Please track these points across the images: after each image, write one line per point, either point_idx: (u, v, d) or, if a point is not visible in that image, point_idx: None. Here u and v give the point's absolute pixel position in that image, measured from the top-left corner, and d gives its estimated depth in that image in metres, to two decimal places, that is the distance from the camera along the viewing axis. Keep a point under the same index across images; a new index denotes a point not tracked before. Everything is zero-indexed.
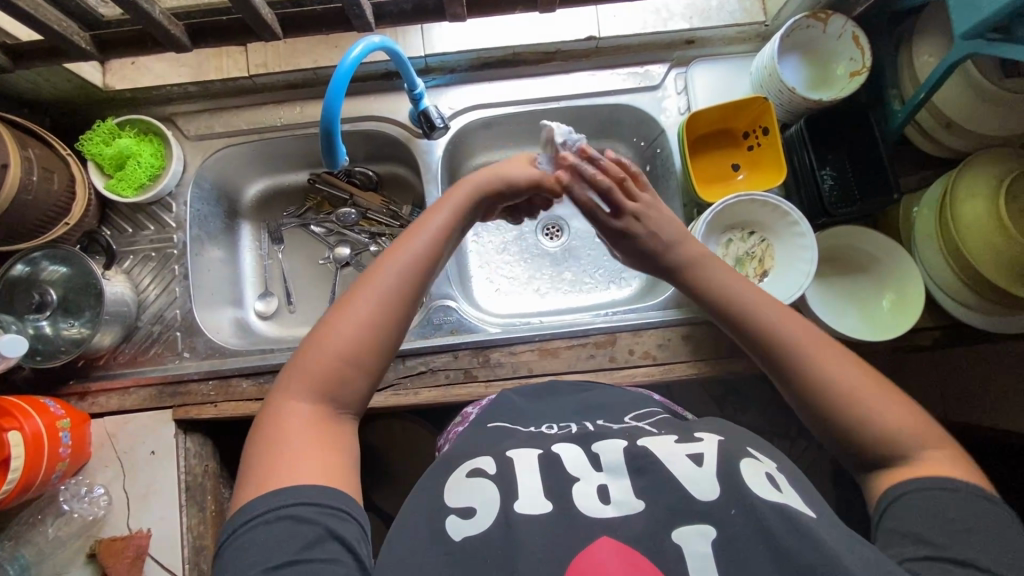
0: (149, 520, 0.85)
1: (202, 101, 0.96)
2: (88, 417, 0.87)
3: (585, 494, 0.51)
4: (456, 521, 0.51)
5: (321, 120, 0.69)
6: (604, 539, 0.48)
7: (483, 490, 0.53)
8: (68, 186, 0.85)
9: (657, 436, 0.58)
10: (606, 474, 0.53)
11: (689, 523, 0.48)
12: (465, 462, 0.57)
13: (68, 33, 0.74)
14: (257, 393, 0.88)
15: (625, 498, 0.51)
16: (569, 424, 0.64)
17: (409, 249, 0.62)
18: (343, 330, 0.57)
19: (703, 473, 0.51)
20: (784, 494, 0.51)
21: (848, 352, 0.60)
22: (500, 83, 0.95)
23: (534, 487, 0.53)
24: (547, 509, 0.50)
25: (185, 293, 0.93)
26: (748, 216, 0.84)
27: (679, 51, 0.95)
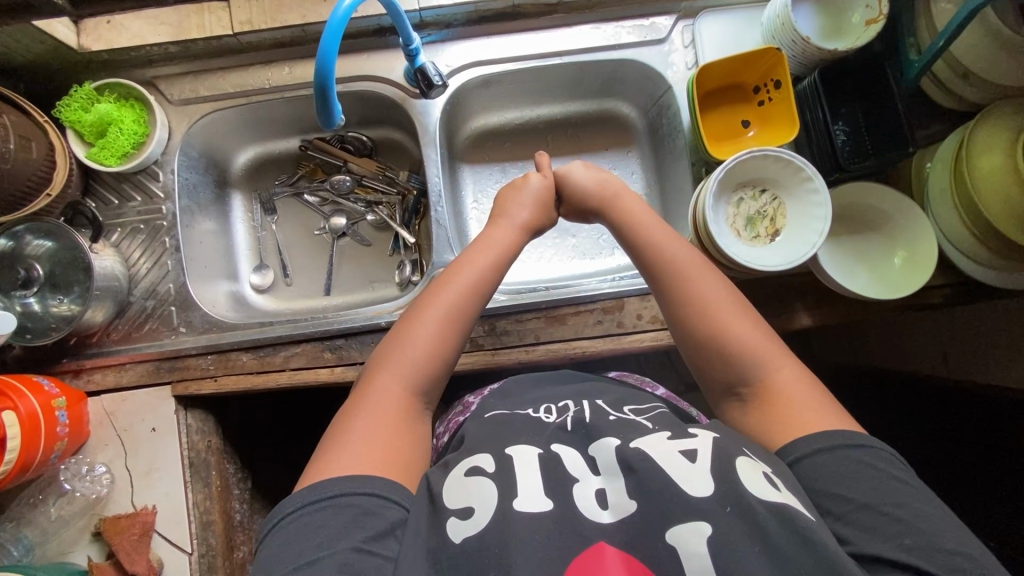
0: (153, 497, 0.84)
1: (184, 63, 0.90)
2: (84, 396, 0.84)
3: (583, 493, 0.51)
4: (455, 524, 0.51)
5: (315, 74, 0.65)
6: (603, 543, 0.47)
7: (481, 488, 0.53)
8: (48, 155, 0.80)
9: (651, 434, 0.57)
10: (607, 471, 0.52)
11: (687, 522, 0.47)
12: (464, 461, 0.57)
13: None
14: (258, 366, 0.86)
15: (620, 499, 0.50)
16: (564, 408, 0.65)
17: (479, 266, 0.71)
18: (422, 327, 0.65)
19: (700, 472, 0.50)
20: (783, 493, 0.50)
21: (720, 278, 0.68)
22: (498, 37, 0.91)
23: (533, 485, 0.52)
24: (548, 507, 0.50)
25: (178, 267, 0.89)
26: (759, 174, 0.81)
27: (686, 1, 0.90)
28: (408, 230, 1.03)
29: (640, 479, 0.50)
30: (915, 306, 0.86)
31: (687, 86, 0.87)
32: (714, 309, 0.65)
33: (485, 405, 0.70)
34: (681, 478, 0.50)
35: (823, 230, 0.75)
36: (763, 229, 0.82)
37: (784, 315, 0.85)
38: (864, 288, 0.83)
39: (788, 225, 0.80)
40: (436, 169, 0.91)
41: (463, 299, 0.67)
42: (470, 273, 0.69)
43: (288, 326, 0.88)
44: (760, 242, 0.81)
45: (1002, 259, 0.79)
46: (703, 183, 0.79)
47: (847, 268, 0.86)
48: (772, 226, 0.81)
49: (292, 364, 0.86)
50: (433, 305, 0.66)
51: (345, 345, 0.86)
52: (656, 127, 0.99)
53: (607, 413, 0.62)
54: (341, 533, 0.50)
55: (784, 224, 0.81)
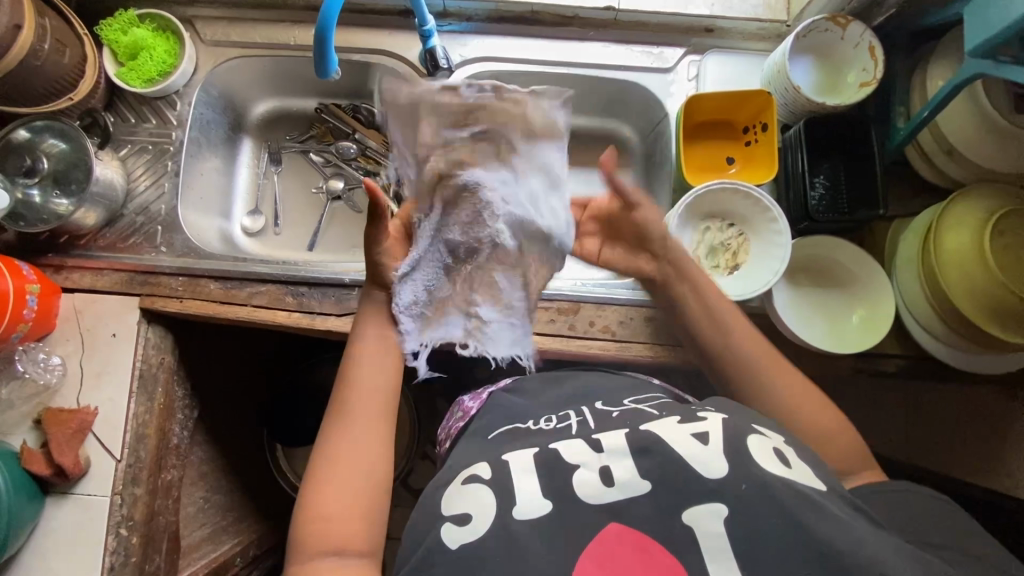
0: (97, 399, 0.88)
1: (221, 8, 0.96)
2: (59, 291, 0.89)
3: (585, 479, 0.55)
4: (451, 530, 0.55)
5: (317, 25, 0.67)
6: (614, 525, 0.52)
7: (480, 497, 0.57)
8: (78, 64, 0.86)
9: (660, 420, 0.61)
10: (607, 458, 0.56)
11: (701, 503, 0.51)
12: (463, 472, 0.62)
13: None
14: (222, 296, 0.90)
15: (632, 480, 0.54)
16: (567, 416, 0.69)
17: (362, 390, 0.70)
18: (346, 450, 0.66)
19: (713, 452, 0.54)
20: (792, 468, 0.53)
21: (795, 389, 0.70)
22: (514, 38, 0.95)
23: (529, 491, 0.56)
24: (547, 509, 0.54)
25: (173, 190, 0.94)
26: (729, 207, 0.82)
27: (698, 37, 0.94)
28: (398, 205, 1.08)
29: (647, 465, 0.54)
30: (867, 369, 0.86)
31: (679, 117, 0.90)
32: (770, 362, 0.72)
33: (490, 422, 0.73)
34: (696, 461, 0.53)
35: (778, 271, 0.76)
36: (723, 261, 0.82)
37: None
38: (818, 336, 0.84)
39: (748, 262, 0.81)
40: (429, 148, 0.95)
41: (359, 428, 0.68)
42: (370, 374, 0.71)
43: (260, 265, 0.91)
44: (719, 273, 0.81)
45: (955, 334, 0.79)
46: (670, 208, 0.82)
47: (805, 317, 0.86)
48: (732, 258, 0.82)
49: (253, 301, 0.89)
50: (351, 420, 0.68)
51: (306, 294, 0.90)
52: (651, 151, 1.03)
53: (611, 411, 0.67)
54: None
55: (744, 261, 0.81)
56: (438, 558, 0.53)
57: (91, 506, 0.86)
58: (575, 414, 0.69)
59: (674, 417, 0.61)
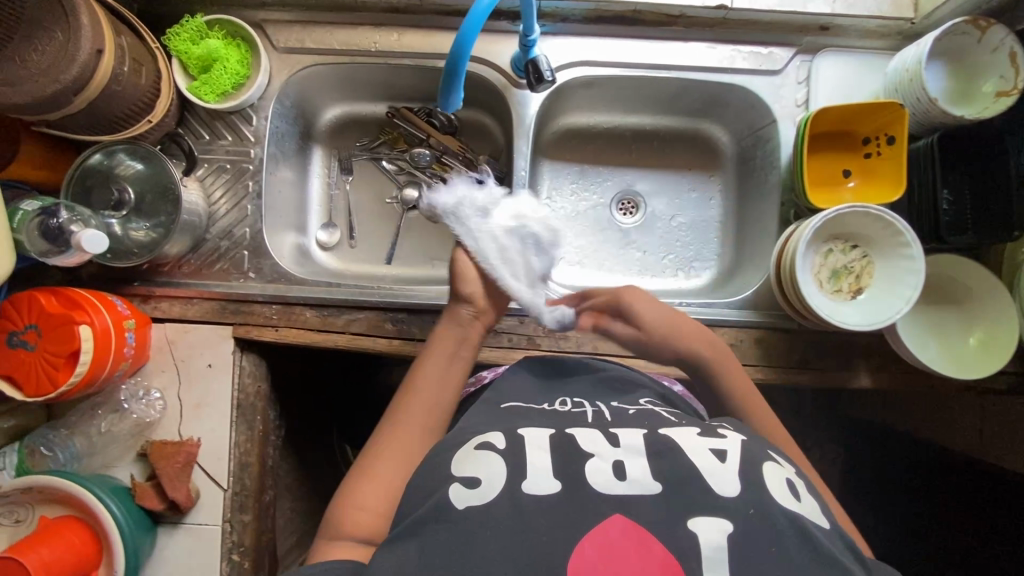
0: (199, 431, 0.87)
1: (296, 12, 0.89)
2: (149, 321, 0.86)
3: (598, 470, 0.53)
4: (459, 491, 0.53)
5: (449, 59, 0.64)
6: (617, 516, 0.49)
7: (489, 464, 0.55)
8: (154, 82, 0.80)
9: (681, 427, 0.60)
10: (623, 452, 0.55)
11: (710, 516, 0.49)
12: (476, 437, 0.60)
13: None
14: (320, 324, 0.87)
15: (644, 478, 0.52)
16: (580, 405, 0.67)
17: (429, 392, 0.67)
18: (398, 443, 0.63)
19: (727, 470, 0.53)
20: (801, 503, 0.53)
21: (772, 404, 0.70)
22: (612, 40, 0.88)
23: (542, 467, 0.54)
24: (556, 490, 0.52)
25: (256, 213, 0.90)
26: (850, 227, 0.78)
27: (811, 36, 0.87)
28: None
29: (659, 466, 0.53)
30: (980, 388, 0.85)
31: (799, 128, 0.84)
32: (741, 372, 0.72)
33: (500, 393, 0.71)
34: (710, 476, 0.52)
35: (911, 299, 0.73)
36: (846, 284, 0.79)
37: (842, 372, 0.86)
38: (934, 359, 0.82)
39: (874, 286, 0.78)
40: (524, 163, 0.90)
41: (416, 426, 0.65)
42: (435, 375, 0.68)
43: (355, 290, 0.89)
44: (841, 298, 0.79)
45: None
46: (798, 230, 0.78)
47: (918, 337, 0.84)
48: (856, 283, 0.79)
49: (352, 329, 0.87)
50: (409, 416, 0.65)
51: (406, 320, 0.87)
52: (748, 158, 0.98)
53: (626, 408, 0.66)
54: None
55: (869, 284, 0.78)
56: (447, 516, 0.51)
57: (202, 536, 0.87)
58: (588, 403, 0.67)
59: (691, 428, 0.60)
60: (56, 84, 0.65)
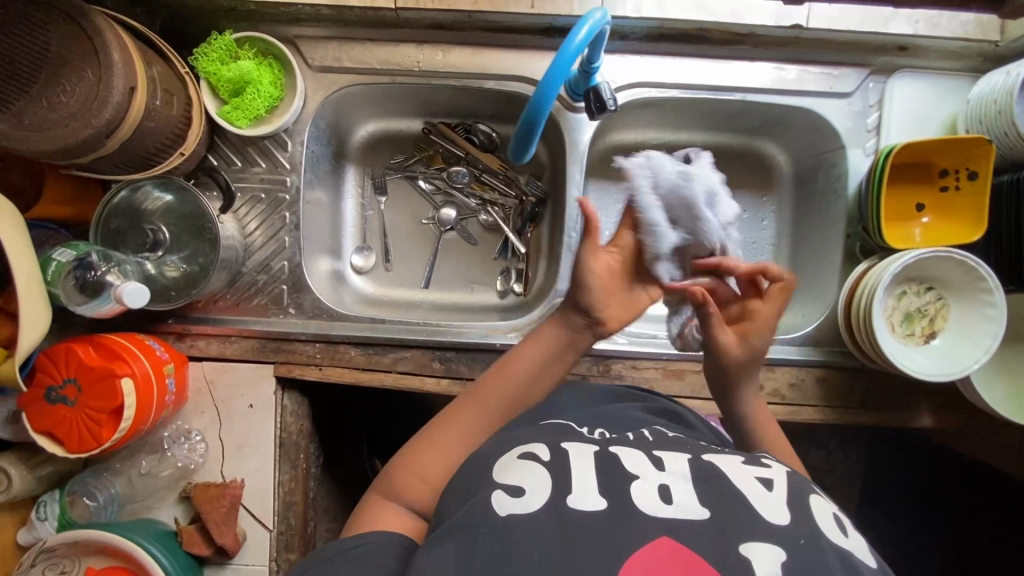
0: (243, 471, 0.84)
1: (332, 27, 0.82)
2: (186, 360, 0.82)
3: (641, 492, 0.49)
4: (501, 497, 0.49)
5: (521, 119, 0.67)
6: (663, 539, 0.45)
7: (533, 473, 0.51)
8: (185, 111, 0.74)
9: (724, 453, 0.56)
10: (669, 476, 0.51)
11: (762, 543, 0.44)
12: (520, 446, 0.56)
13: None
14: (365, 363, 0.84)
15: (689, 503, 0.48)
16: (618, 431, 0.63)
17: (509, 381, 0.61)
18: (464, 424, 0.59)
19: (778, 500, 0.49)
20: (850, 539, 0.48)
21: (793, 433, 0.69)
22: (674, 60, 0.82)
23: (587, 483, 0.50)
24: (600, 507, 0.47)
25: (295, 245, 0.85)
26: (926, 269, 0.75)
27: (887, 57, 0.82)
28: (521, 238, 1.00)
29: (705, 491, 0.49)
30: None
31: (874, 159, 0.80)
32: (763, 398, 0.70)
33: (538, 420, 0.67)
34: (763, 507, 0.47)
35: (990, 348, 0.70)
36: (918, 328, 0.76)
37: (903, 410, 0.83)
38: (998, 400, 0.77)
39: (948, 330, 0.75)
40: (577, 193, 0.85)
41: (488, 412, 0.60)
42: (524, 364, 0.61)
43: (400, 327, 0.85)
44: (913, 342, 0.76)
45: None
46: (874, 273, 0.74)
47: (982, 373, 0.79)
48: (929, 327, 0.76)
49: (399, 368, 0.84)
50: (485, 401, 0.60)
51: (454, 358, 0.84)
52: (807, 181, 0.94)
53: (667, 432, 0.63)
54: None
55: (943, 328, 0.75)
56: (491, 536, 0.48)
57: None
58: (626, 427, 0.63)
59: (734, 455, 0.56)
60: (88, 129, 0.59)
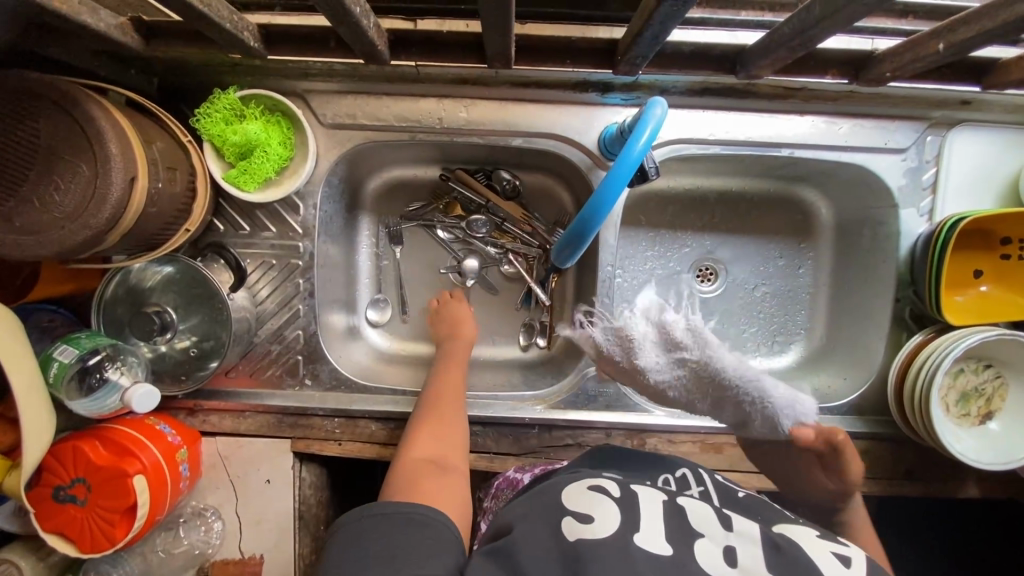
0: (261, 548, 0.81)
1: (345, 82, 0.75)
2: (199, 436, 0.78)
3: (706, 549, 0.48)
4: (571, 523, 0.50)
5: (573, 226, 0.59)
6: None
7: (602, 507, 0.52)
8: (188, 184, 0.68)
9: (795, 524, 0.54)
10: (733, 536, 0.50)
11: None
12: (587, 479, 0.57)
13: (239, 29, 0.54)
14: (387, 438, 0.80)
15: (753, 568, 0.46)
16: (687, 480, 0.62)
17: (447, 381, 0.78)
18: (437, 422, 0.72)
19: None
20: None
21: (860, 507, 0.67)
22: (715, 116, 0.76)
23: (654, 529, 0.49)
24: (667, 552, 0.47)
25: (309, 312, 0.80)
26: (990, 348, 0.70)
27: (946, 111, 0.75)
28: (543, 288, 0.94)
29: (773, 559, 0.47)
30: None
31: (936, 226, 0.74)
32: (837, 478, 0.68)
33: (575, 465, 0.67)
34: None
35: None
36: (974, 408, 0.72)
37: (951, 484, 0.79)
38: None
39: (1006, 411, 0.71)
40: (610, 257, 0.80)
41: (447, 405, 0.74)
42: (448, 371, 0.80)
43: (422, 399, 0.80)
44: (968, 422, 0.71)
45: None
46: (936, 353, 0.69)
47: None
48: (986, 407, 0.71)
49: None
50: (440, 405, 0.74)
51: (481, 432, 0.80)
52: (850, 232, 0.88)
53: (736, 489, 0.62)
54: (406, 534, 0.53)
55: (1000, 408, 0.71)
56: None
57: None
58: (694, 478, 0.63)
59: (808, 529, 0.54)
60: (87, 231, 0.54)
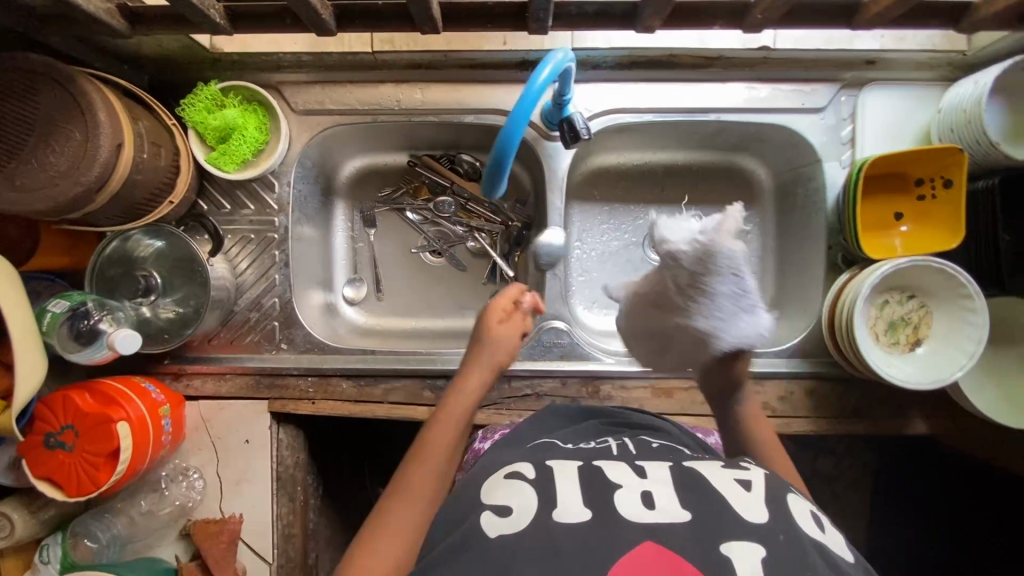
0: (240, 507, 0.85)
1: (314, 72, 0.85)
2: (182, 399, 0.84)
3: (626, 498, 0.50)
4: (490, 517, 0.50)
5: (494, 151, 0.63)
6: (648, 542, 0.46)
7: (519, 491, 0.52)
8: (172, 160, 0.77)
9: (704, 461, 0.58)
10: (649, 483, 0.53)
11: (739, 538, 0.46)
12: (504, 466, 0.58)
13: (205, 7, 0.63)
14: (357, 395, 0.85)
15: (671, 507, 0.49)
16: (604, 440, 0.65)
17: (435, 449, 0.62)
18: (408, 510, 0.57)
19: (755, 500, 0.50)
20: (826, 534, 0.50)
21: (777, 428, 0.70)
22: (646, 86, 0.84)
23: (570, 496, 0.51)
24: (586, 517, 0.48)
25: (284, 282, 0.87)
26: (910, 279, 0.75)
27: (856, 71, 0.83)
28: (507, 262, 1.01)
29: (688, 498, 0.50)
30: None
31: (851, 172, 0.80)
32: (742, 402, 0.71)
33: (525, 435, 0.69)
34: (738, 504, 0.50)
35: (974, 353, 0.70)
36: (903, 336, 0.76)
37: (896, 419, 0.82)
38: (993, 405, 0.77)
39: (932, 337, 0.75)
40: (558, 219, 0.87)
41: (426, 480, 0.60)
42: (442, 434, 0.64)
43: (388, 358, 0.86)
44: (898, 350, 0.76)
45: None
46: (855, 284, 0.74)
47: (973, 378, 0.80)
48: (913, 334, 0.76)
49: (390, 398, 0.85)
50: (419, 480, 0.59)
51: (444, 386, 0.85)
52: (788, 193, 0.95)
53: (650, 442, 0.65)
54: None
55: (927, 335, 0.75)
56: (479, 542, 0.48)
57: None
58: (612, 439, 0.65)
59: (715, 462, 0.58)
60: (78, 187, 0.62)
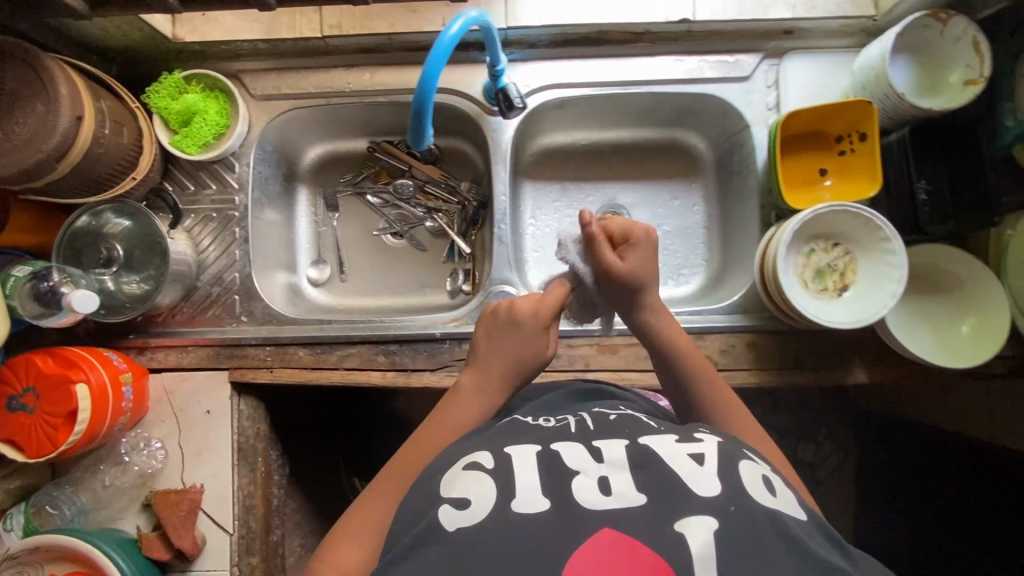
0: (201, 477, 0.87)
1: (271, 60, 0.92)
2: (146, 371, 0.88)
3: (583, 486, 0.47)
4: (448, 512, 0.47)
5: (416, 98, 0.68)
6: (604, 531, 0.44)
7: (474, 482, 0.49)
8: (136, 140, 0.83)
9: (658, 433, 0.53)
10: (605, 467, 0.49)
11: (692, 514, 0.44)
12: (461, 457, 0.53)
13: None
14: (314, 362, 0.88)
15: (625, 491, 0.46)
16: (564, 416, 0.59)
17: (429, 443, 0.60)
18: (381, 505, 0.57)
19: (709, 475, 0.47)
20: (778, 497, 0.47)
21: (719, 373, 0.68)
22: (580, 62, 0.90)
23: (524, 484, 0.48)
24: (544, 508, 0.46)
25: (244, 257, 0.91)
26: (831, 228, 0.79)
27: (775, 41, 0.89)
28: (464, 240, 1.05)
29: (643, 479, 0.47)
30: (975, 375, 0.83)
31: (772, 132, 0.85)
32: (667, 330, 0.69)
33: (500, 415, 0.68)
34: (690, 478, 0.47)
35: (895, 292, 0.73)
36: (830, 283, 0.80)
37: (836, 369, 0.85)
38: (927, 350, 0.80)
39: (858, 282, 0.78)
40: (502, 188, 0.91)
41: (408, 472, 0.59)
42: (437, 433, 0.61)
43: (343, 326, 0.89)
44: (827, 295, 0.79)
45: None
46: (778, 233, 0.77)
47: (907, 326, 0.82)
48: (841, 280, 0.79)
49: (346, 364, 0.88)
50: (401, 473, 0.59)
51: (398, 351, 0.88)
52: (726, 162, 0.99)
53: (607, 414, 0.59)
54: None
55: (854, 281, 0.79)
56: (436, 540, 0.46)
57: None
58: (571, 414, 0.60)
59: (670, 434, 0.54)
60: (38, 154, 0.67)
